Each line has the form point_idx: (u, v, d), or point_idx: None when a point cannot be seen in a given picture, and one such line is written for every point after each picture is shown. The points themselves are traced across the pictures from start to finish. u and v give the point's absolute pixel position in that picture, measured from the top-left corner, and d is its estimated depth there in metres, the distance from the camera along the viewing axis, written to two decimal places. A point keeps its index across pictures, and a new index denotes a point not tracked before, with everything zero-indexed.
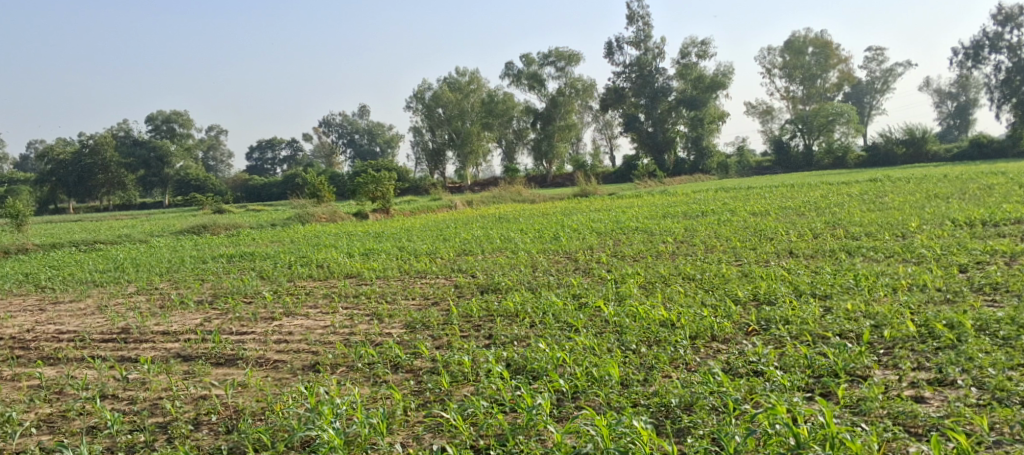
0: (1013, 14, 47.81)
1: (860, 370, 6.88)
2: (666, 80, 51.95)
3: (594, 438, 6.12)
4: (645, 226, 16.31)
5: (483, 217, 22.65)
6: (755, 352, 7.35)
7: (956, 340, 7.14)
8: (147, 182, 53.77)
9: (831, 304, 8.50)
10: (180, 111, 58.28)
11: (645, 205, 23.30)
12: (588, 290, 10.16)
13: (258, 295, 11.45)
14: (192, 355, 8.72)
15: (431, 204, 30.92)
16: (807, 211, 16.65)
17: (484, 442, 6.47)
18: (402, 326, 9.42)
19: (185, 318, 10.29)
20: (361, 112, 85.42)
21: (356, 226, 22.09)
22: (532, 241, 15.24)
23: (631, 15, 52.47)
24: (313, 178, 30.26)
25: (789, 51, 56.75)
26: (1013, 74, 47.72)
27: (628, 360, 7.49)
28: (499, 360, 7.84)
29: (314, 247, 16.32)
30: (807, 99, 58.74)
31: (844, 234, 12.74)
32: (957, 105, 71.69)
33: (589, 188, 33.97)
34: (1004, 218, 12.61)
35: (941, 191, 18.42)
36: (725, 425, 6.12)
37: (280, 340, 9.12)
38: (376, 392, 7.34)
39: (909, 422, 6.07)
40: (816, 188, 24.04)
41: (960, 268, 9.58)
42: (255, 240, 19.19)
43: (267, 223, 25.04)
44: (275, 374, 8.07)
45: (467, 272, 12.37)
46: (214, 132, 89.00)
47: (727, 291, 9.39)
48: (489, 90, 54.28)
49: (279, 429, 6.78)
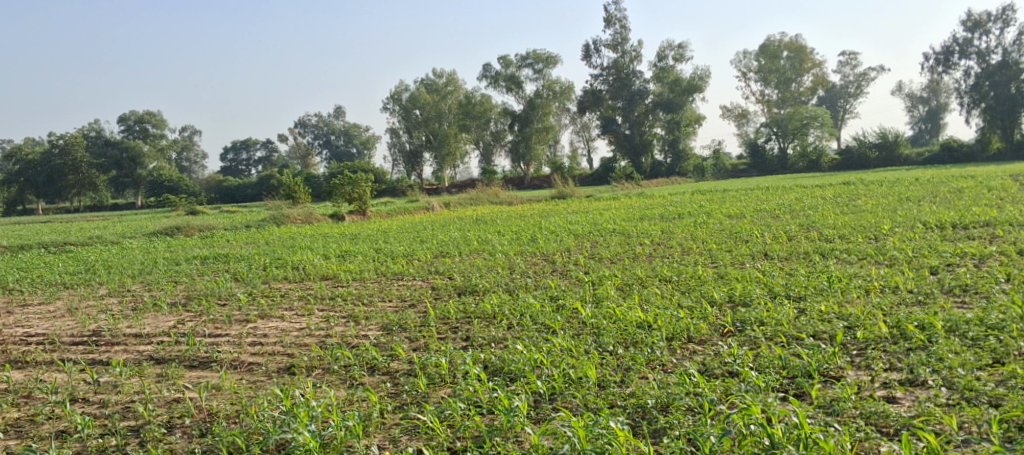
0: (982, 21, 48.64)
1: (833, 371, 6.97)
2: (643, 83, 52.13)
3: (570, 439, 6.13)
4: (623, 228, 16.37)
5: (459, 219, 22.65)
6: (730, 353, 7.41)
7: (927, 341, 7.24)
8: (119, 183, 53.05)
9: (805, 305, 8.58)
10: (153, 111, 57.52)
11: (622, 206, 23.61)
12: (565, 292, 10.18)
13: (232, 297, 11.33)
14: (165, 358, 8.62)
15: (408, 205, 30.79)
16: (781, 214, 16.82)
17: (461, 444, 6.45)
18: (378, 329, 9.37)
19: (157, 321, 10.16)
20: (337, 113, 85.11)
21: (332, 228, 21.96)
22: (510, 242, 15.25)
23: (608, 18, 52.71)
24: (289, 179, 30.04)
25: (764, 54, 57.35)
26: (982, 79, 48.38)
27: (605, 362, 7.52)
28: (476, 362, 7.84)
29: (290, 249, 16.21)
30: (781, 103, 59.27)
31: (817, 237, 12.88)
32: (928, 109, 72.78)
33: (566, 190, 34.15)
34: (973, 221, 12.82)
35: (912, 194, 18.70)
36: (701, 426, 6.15)
37: (254, 342, 9.04)
38: (352, 395, 7.30)
39: (880, 422, 6.14)
40: (791, 191, 24.40)
41: (931, 271, 9.70)
42: (229, 241, 19.00)
43: (242, 224, 24.79)
44: (249, 378, 7.98)
45: (445, 274, 12.33)
46: (187, 133, 88.13)
47: (703, 293, 9.46)
48: (467, 91, 54.20)
49: (253, 433, 6.73)
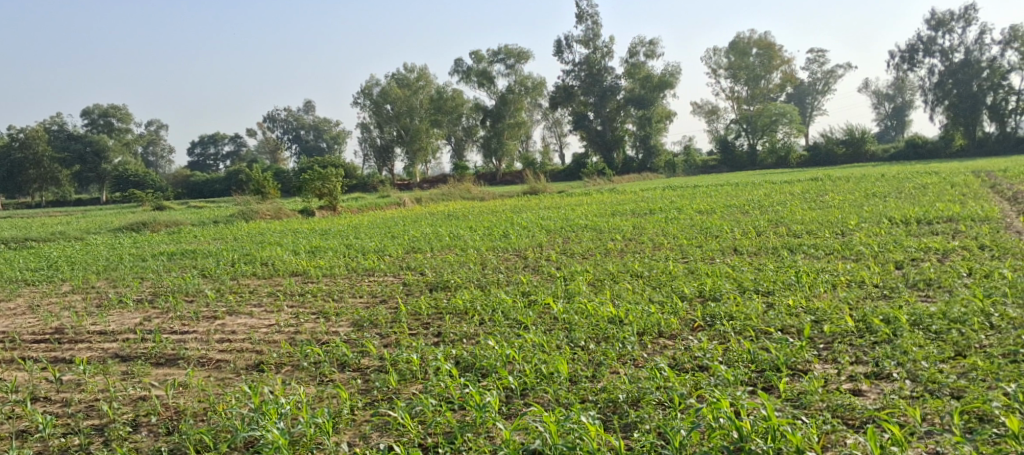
0: (945, 20, 49.51)
1: (801, 365, 7.05)
2: (615, 79, 52.27)
3: (542, 434, 6.14)
4: (595, 224, 16.41)
5: (431, 215, 22.50)
6: (700, 348, 7.47)
7: (892, 335, 7.35)
8: (83, 178, 52.20)
9: (773, 299, 8.69)
10: (118, 105, 56.67)
11: (593, 202, 23.73)
12: (537, 287, 10.18)
13: (199, 293, 11.17)
14: (131, 355, 8.49)
15: (380, 201, 30.63)
16: (750, 209, 17.00)
17: (432, 440, 6.43)
18: (348, 325, 9.30)
19: (123, 318, 10.00)
20: (306, 107, 84.33)
21: (302, 224, 21.75)
22: (481, 238, 15.22)
23: (580, 13, 52.73)
24: (258, 174, 29.71)
25: (733, 51, 57.93)
26: (945, 78, 49.07)
27: (576, 357, 7.54)
28: (448, 358, 7.81)
29: (258, 245, 16.03)
30: (750, 99, 59.84)
31: (786, 232, 12.99)
32: (894, 107, 73.92)
33: (538, 186, 34.14)
34: (937, 216, 13.04)
35: (878, 190, 19.00)
36: (671, 420, 6.19)
37: (222, 339, 8.93)
38: (322, 392, 7.25)
39: (847, 414, 6.23)
40: (759, 187, 24.68)
41: (896, 265, 9.87)
42: (196, 237, 18.74)
43: (210, 220, 24.45)
44: (217, 375, 7.89)
45: (416, 270, 12.27)
46: (153, 127, 86.87)
47: (674, 288, 9.53)
48: (438, 86, 53.97)
49: (221, 430, 6.64)
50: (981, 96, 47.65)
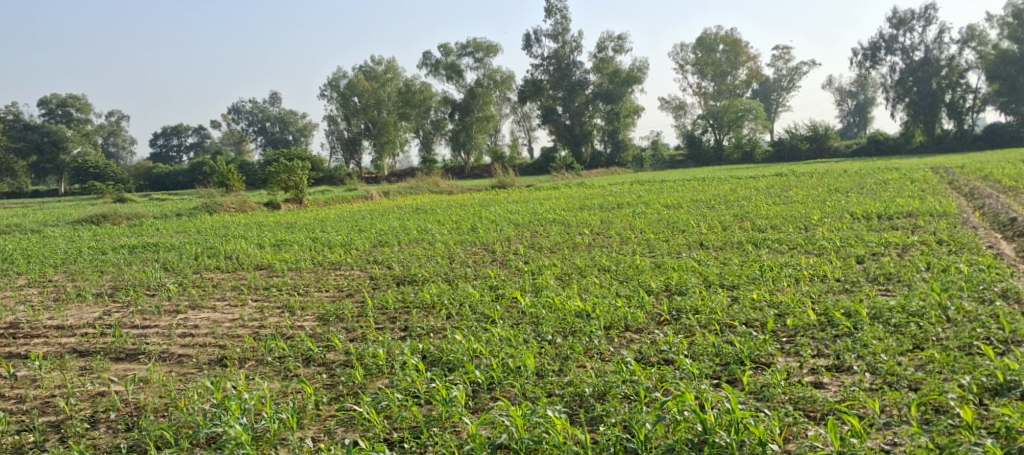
0: (906, 19, 50.35)
1: (764, 358, 7.13)
2: (583, 74, 52.35)
3: (508, 428, 6.15)
4: (563, 218, 16.43)
5: (398, 208, 22.36)
6: (665, 342, 7.53)
7: (853, 328, 7.47)
8: (41, 169, 51.06)
9: (738, 293, 8.78)
10: (76, 95, 55.43)
11: (561, 196, 23.81)
12: (505, 281, 10.18)
13: (162, 287, 10.98)
14: (89, 350, 8.32)
15: (347, 194, 30.41)
16: (716, 204, 17.17)
17: (398, 434, 6.39)
18: (314, 319, 9.22)
19: (82, 312, 9.81)
20: (272, 99, 83.35)
21: (267, 217, 21.50)
22: (449, 232, 15.15)
23: (549, 7, 52.72)
24: (222, 166, 29.33)
25: (700, 47, 58.36)
26: (905, 75, 49.62)
27: (543, 351, 7.56)
28: (414, 352, 7.77)
29: (222, 238, 15.80)
30: (717, 95, 60.37)
31: (750, 227, 13.13)
32: (857, 103, 75.04)
33: (506, 180, 34.14)
34: (897, 211, 13.27)
35: (840, 185, 19.36)
36: (636, 414, 6.22)
37: (184, 333, 8.81)
38: (286, 387, 7.18)
39: (808, 407, 6.31)
40: (725, 182, 24.92)
41: (857, 260, 10.04)
42: (159, 230, 18.44)
43: (172, 212, 24.06)
44: (179, 370, 7.77)
45: (383, 264, 12.18)
46: (115, 117, 85.25)
47: (641, 282, 9.58)
48: (406, 79, 53.64)
49: (182, 426, 6.54)
50: (939, 95, 48.62)
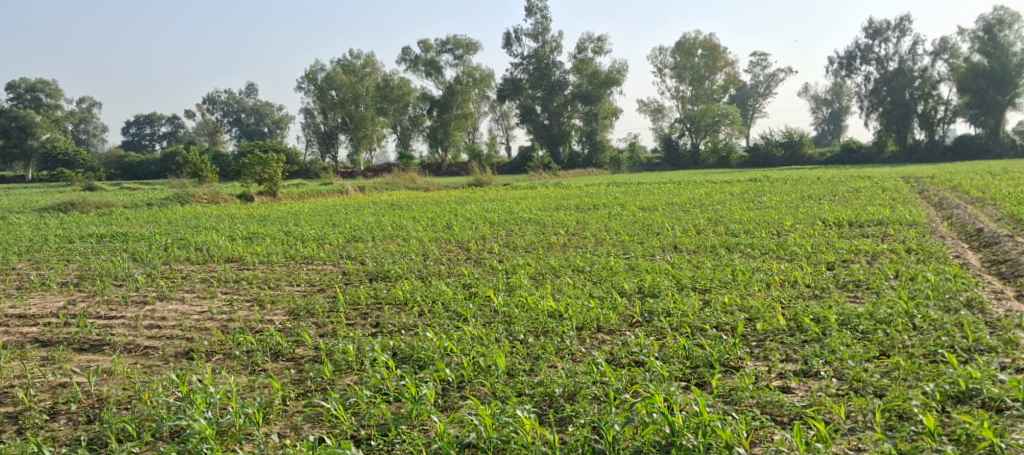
0: (882, 29, 51.02)
1: (733, 361, 7.17)
2: (563, 74, 52.37)
3: (477, 427, 6.12)
4: (538, 217, 16.39)
5: (373, 204, 22.25)
6: (637, 343, 7.54)
7: (822, 334, 7.53)
8: (8, 155, 50.00)
9: (709, 297, 8.83)
10: (46, 80, 54.50)
11: (537, 196, 23.69)
12: (478, 280, 10.15)
13: (129, 278, 10.81)
14: (52, 340, 8.18)
15: (322, 188, 30.19)
16: (691, 207, 17.27)
17: (366, 432, 6.33)
18: (284, 313, 9.14)
19: (44, 301, 9.65)
20: (248, 90, 82.55)
21: (240, 209, 21.24)
22: (424, 229, 15.12)
23: (530, 6, 52.71)
24: (195, 157, 28.94)
25: (679, 51, 58.58)
26: (879, 85, 50.32)
27: (515, 350, 7.54)
28: (385, 349, 7.73)
29: (193, 229, 15.62)
30: (694, 99, 60.79)
31: (724, 231, 13.22)
32: (832, 111, 75.91)
33: (483, 178, 34.04)
34: (868, 219, 13.44)
35: (814, 192, 19.55)
36: (606, 415, 6.21)
37: (151, 325, 8.68)
38: (253, 381, 7.11)
39: (775, 411, 6.35)
40: (701, 186, 25.04)
41: (827, 266, 10.14)
42: (128, 219, 18.18)
43: (143, 202, 23.71)
44: (144, 362, 7.65)
45: (357, 259, 12.10)
46: (86, 104, 83.95)
47: (614, 283, 9.61)
48: (384, 74, 53.38)
49: (145, 419, 6.42)
50: (912, 105, 49.35)
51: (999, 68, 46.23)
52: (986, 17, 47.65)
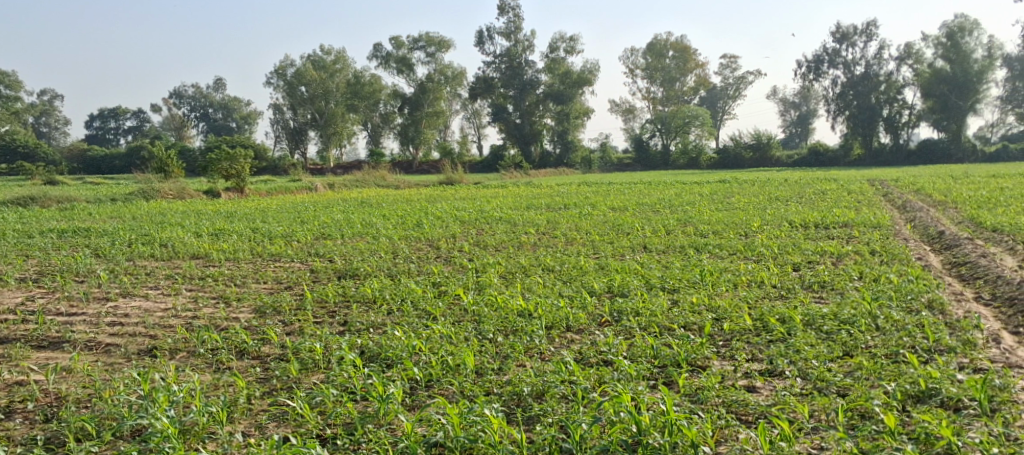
0: (849, 34, 51.78)
1: (700, 361, 7.22)
2: (535, 74, 52.41)
3: (444, 427, 6.10)
4: (508, 217, 16.25)
5: (342, 201, 22.00)
6: (605, 343, 7.56)
7: (787, 334, 7.62)
8: None
9: (678, 296, 8.89)
10: (6, 72, 53.46)
11: (509, 195, 23.57)
12: (448, 279, 10.09)
13: (91, 274, 10.60)
14: (9, 337, 8.00)
15: (290, 184, 29.76)
16: (660, 208, 17.36)
17: (331, 431, 6.27)
18: (250, 312, 9.01)
19: (2, 297, 9.43)
20: (216, 85, 81.47)
21: (207, 205, 20.91)
22: (394, 226, 15.04)
23: (502, 5, 52.65)
24: (160, 152, 28.49)
25: (651, 53, 58.89)
26: (846, 88, 51.03)
27: (483, 349, 7.52)
28: (353, 347, 7.68)
29: (158, 225, 15.32)
30: (665, 101, 61.20)
31: (693, 232, 13.32)
32: (800, 115, 76.87)
33: (454, 176, 33.90)
34: (834, 220, 13.63)
35: (781, 194, 19.74)
36: (574, 414, 6.22)
37: (113, 322, 8.53)
38: (217, 379, 7.01)
39: (740, 410, 6.41)
40: (671, 187, 25.16)
41: (793, 267, 10.26)
42: (91, 214, 17.82)
43: (107, 197, 23.27)
44: (106, 360, 7.51)
45: (325, 257, 11.99)
46: (47, 97, 82.26)
47: (584, 283, 9.62)
48: (355, 70, 53.01)
49: (106, 418, 6.30)
50: (877, 109, 50.10)
51: (961, 74, 47.01)
52: (949, 24, 48.50)
